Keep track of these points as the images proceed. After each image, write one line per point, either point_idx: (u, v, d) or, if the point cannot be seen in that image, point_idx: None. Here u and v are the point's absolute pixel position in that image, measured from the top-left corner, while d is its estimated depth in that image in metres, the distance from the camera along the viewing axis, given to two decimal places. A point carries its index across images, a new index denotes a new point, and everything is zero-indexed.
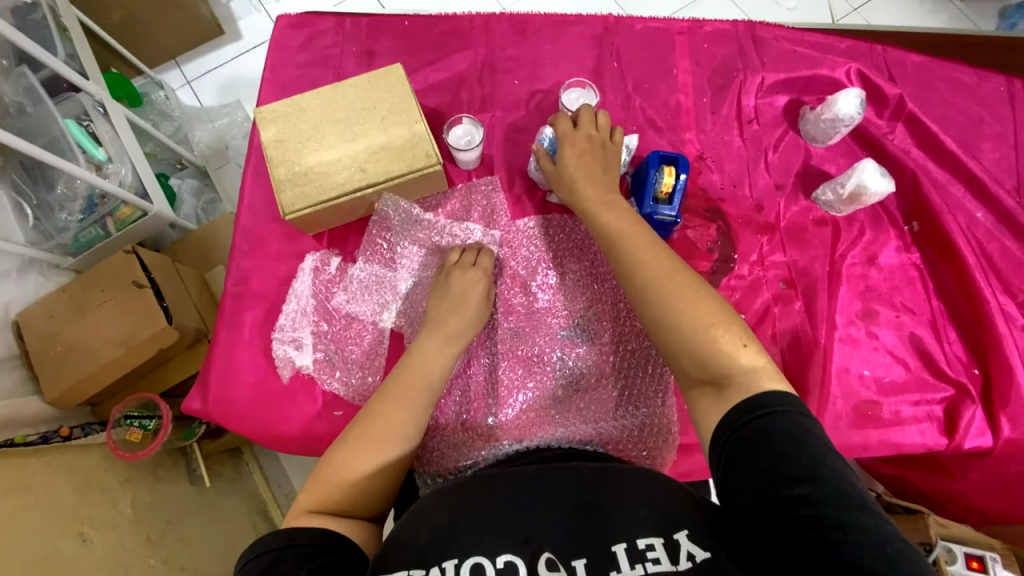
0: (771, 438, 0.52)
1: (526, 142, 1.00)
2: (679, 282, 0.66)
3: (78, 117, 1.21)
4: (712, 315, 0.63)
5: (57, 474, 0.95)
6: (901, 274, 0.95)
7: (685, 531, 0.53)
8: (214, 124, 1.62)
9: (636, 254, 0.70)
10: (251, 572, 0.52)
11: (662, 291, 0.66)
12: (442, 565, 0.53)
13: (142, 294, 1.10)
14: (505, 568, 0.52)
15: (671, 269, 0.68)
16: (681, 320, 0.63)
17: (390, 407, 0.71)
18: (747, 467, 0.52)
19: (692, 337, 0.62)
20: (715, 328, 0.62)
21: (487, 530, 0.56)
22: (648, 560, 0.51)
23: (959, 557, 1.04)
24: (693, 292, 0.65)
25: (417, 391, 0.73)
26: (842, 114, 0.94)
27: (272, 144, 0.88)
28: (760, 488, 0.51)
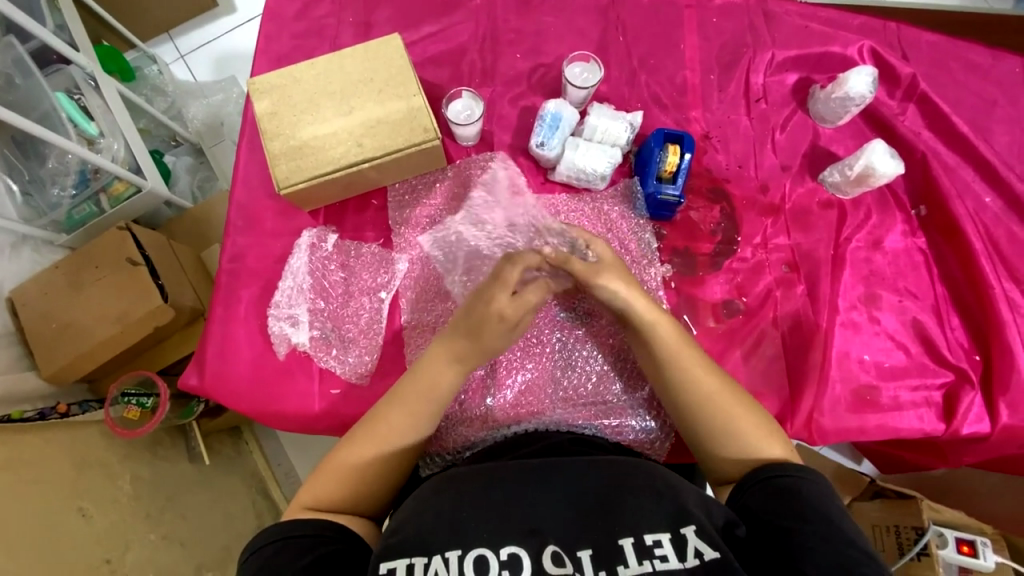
0: (800, 491, 0.58)
1: (527, 119, 0.97)
2: (734, 402, 0.69)
3: (70, 90, 1.17)
4: (763, 429, 0.67)
5: (55, 451, 0.95)
6: (906, 259, 0.94)
7: (692, 527, 0.54)
8: (209, 99, 1.59)
9: (691, 377, 0.71)
10: (252, 564, 0.56)
11: (716, 410, 0.69)
12: (446, 555, 0.54)
13: (136, 272, 1.09)
14: (509, 560, 0.54)
15: (726, 389, 0.70)
16: (731, 433, 0.67)
17: (399, 413, 0.70)
18: (774, 499, 0.59)
19: (733, 436, 0.67)
20: (767, 444, 0.66)
21: (490, 519, 0.56)
22: (654, 557, 0.53)
23: (950, 541, 1.05)
24: (748, 412, 0.68)
25: (429, 405, 0.71)
26: (853, 93, 0.92)
27: (266, 117, 0.86)
28: (784, 513, 0.57)
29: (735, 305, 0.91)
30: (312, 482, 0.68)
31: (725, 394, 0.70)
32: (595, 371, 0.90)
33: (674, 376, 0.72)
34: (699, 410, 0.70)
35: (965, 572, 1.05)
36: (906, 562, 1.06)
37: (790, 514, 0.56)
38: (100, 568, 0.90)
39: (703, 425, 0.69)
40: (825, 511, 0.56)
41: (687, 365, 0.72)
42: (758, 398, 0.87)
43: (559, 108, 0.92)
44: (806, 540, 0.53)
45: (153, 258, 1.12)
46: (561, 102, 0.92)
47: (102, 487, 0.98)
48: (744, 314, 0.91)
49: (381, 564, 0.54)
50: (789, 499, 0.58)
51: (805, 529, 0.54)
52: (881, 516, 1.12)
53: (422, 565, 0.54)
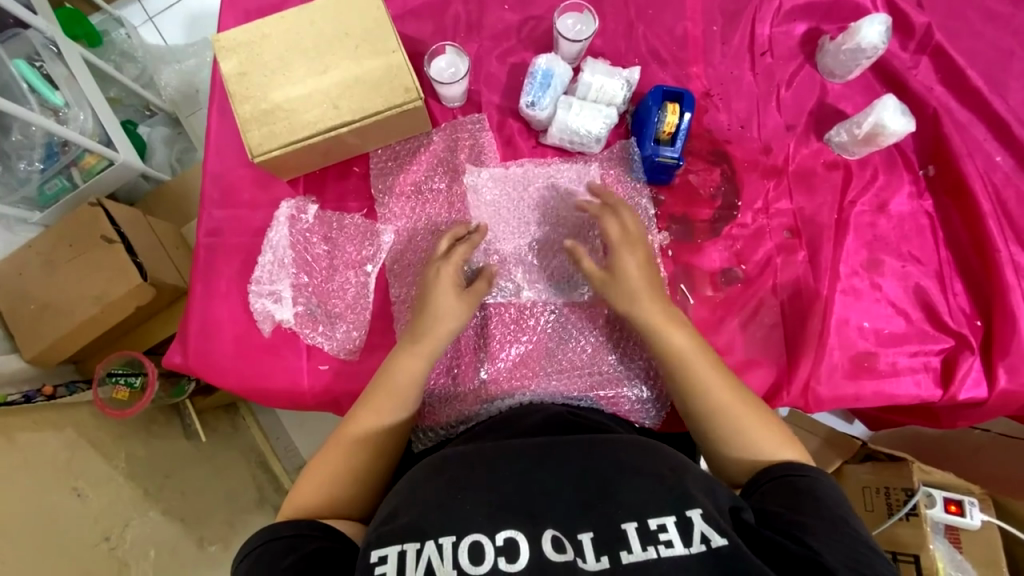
0: (816, 490, 0.57)
1: (517, 77, 0.91)
2: (747, 408, 0.67)
3: (30, 57, 1.09)
4: (776, 433, 0.65)
5: (46, 432, 0.93)
6: (911, 223, 0.90)
7: (698, 510, 0.52)
8: (182, 65, 1.48)
9: (703, 382, 0.68)
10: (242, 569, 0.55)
11: (728, 416, 0.66)
12: (439, 540, 0.52)
13: (112, 249, 1.04)
14: (506, 545, 0.52)
15: (739, 395, 0.68)
16: (740, 438, 0.65)
17: (366, 411, 0.69)
18: (786, 495, 0.58)
19: (741, 432, 0.65)
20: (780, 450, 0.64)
21: (486, 504, 0.55)
22: (660, 542, 0.50)
23: (937, 501, 1.07)
24: (761, 418, 0.66)
25: (389, 404, 0.70)
26: (865, 44, 0.86)
27: (235, 77, 0.79)
28: (797, 508, 0.55)
29: (733, 273, 0.88)
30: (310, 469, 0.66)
31: (738, 401, 0.67)
32: (590, 343, 0.88)
33: (686, 377, 0.69)
34: (710, 416, 0.67)
35: (951, 530, 1.07)
36: (894, 521, 1.06)
37: (804, 508, 0.55)
38: (99, 545, 0.90)
39: (712, 431, 0.67)
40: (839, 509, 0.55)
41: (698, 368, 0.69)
42: (755, 366, 0.86)
43: (550, 64, 0.85)
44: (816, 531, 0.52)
45: (129, 235, 1.07)
46: (553, 58, 0.86)
47: (98, 465, 0.97)
48: (743, 282, 0.88)
49: (372, 552, 0.53)
50: (802, 496, 0.57)
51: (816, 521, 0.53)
52: (871, 477, 1.12)
53: (413, 551, 0.52)
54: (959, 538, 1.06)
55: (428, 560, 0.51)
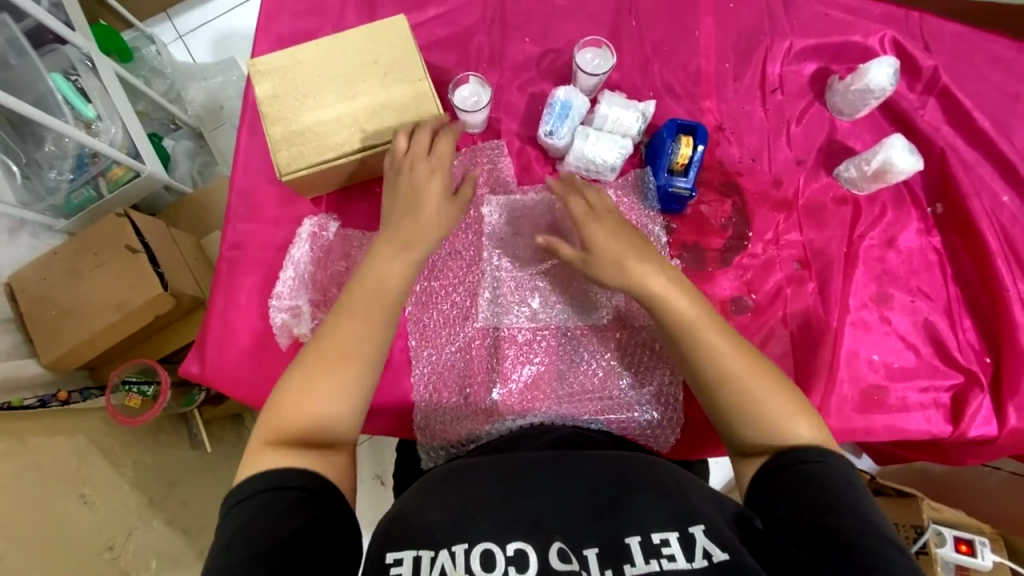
0: (824, 479, 0.58)
1: (536, 107, 0.95)
2: (764, 378, 0.65)
3: (66, 71, 1.14)
4: (792, 404, 0.64)
5: (58, 437, 0.94)
6: (920, 258, 0.92)
7: (701, 526, 0.53)
8: (208, 82, 1.56)
9: (719, 353, 0.67)
10: (241, 512, 0.56)
11: (744, 386, 0.65)
12: (452, 548, 0.53)
13: (136, 259, 1.07)
14: (516, 556, 0.52)
15: (756, 366, 0.66)
16: (755, 411, 0.64)
17: (328, 349, 0.67)
18: (791, 490, 0.58)
19: (754, 407, 0.64)
20: (794, 421, 0.63)
21: (495, 513, 0.55)
22: (662, 556, 0.51)
23: (948, 540, 1.04)
24: (775, 388, 0.65)
25: (355, 349, 0.68)
26: (874, 85, 0.89)
27: (267, 100, 0.83)
28: (803, 508, 0.56)
29: (744, 302, 0.89)
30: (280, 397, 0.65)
31: (756, 373, 0.66)
32: (601, 366, 0.88)
33: (701, 348, 0.68)
34: (727, 387, 0.66)
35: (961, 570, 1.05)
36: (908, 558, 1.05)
37: (811, 510, 0.55)
38: (102, 555, 0.90)
39: (726, 401, 0.66)
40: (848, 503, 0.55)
41: (710, 339, 0.68)
42: None
43: (569, 96, 0.89)
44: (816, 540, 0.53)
45: (152, 245, 1.10)
46: (572, 90, 0.89)
47: (105, 472, 0.98)
48: (753, 311, 0.89)
49: (387, 553, 0.53)
50: (807, 488, 0.57)
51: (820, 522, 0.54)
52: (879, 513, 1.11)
53: (428, 559, 0.52)
54: None
55: (441, 568, 0.51)
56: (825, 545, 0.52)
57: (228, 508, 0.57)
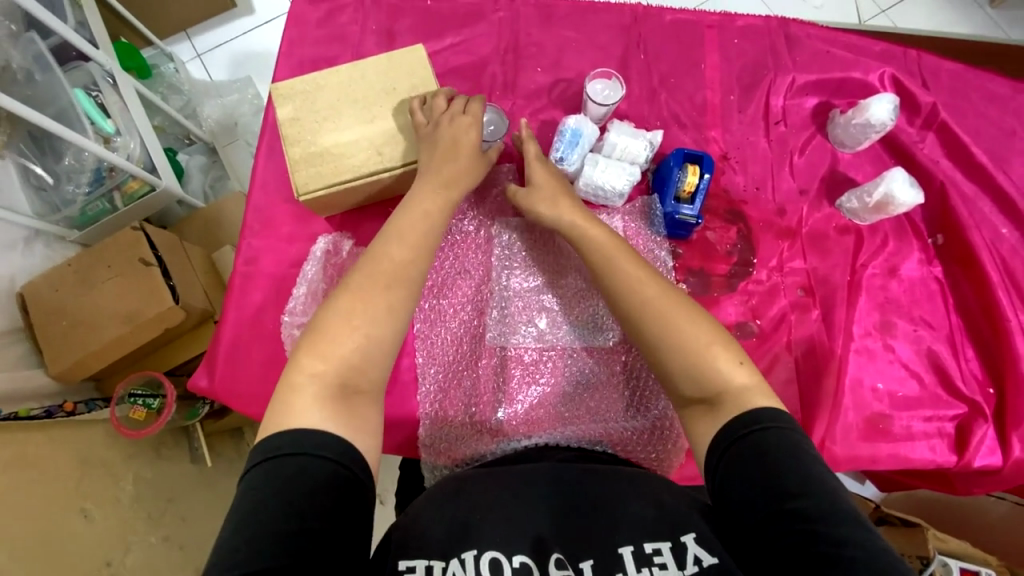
0: (771, 449, 0.56)
1: (547, 133, 0.98)
2: (678, 309, 0.69)
3: (88, 86, 1.18)
4: (709, 337, 0.67)
5: (59, 450, 0.94)
6: (922, 288, 0.93)
7: (692, 535, 0.55)
8: (224, 99, 1.60)
9: (631, 284, 0.72)
10: (261, 470, 0.54)
11: (658, 314, 0.69)
12: (462, 557, 0.53)
13: (148, 272, 1.09)
14: (521, 568, 0.53)
15: (669, 296, 0.70)
16: (673, 341, 0.67)
17: (350, 301, 0.68)
18: (743, 466, 0.56)
19: (694, 357, 0.66)
20: (712, 351, 0.66)
21: (498, 524, 0.56)
22: (654, 564, 0.53)
23: (954, 570, 1.03)
24: (691, 318, 0.68)
25: (380, 305, 0.68)
26: (874, 120, 0.92)
27: (288, 122, 0.86)
28: (760, 488, 0.54)
29: (749, 327, 0.91)
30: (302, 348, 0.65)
31: (668, 301, 0.70)
32: (607, 389, 0.89)
33: (615, 283, 0.74)
34: (640, 316, 0.70)
35: None
36: None
37: (767, 493, 0.54)
38: (100, 571, 0.90)
39: (647, 335, 0.69)
40: (802, 479, 0.53)
41: (624, 272, 0.74)
42: None
43: (579, 124, 0.91)
44: (778, 531, 0.51)
45: (165, 259, 1.12)
46: (582, 118, 0.91)
47: (106, 485, 0.98)
48: (758, 337, 0.90)
49: (399, 561, 0.54)
50: (759, 461, 0.56)
51: (783, 509, 0.52)
52: None
53: (439, 569, 0.53)
54: None
55: None
56: (791, 534, 0.51)
57: (250, 475, 0.54)
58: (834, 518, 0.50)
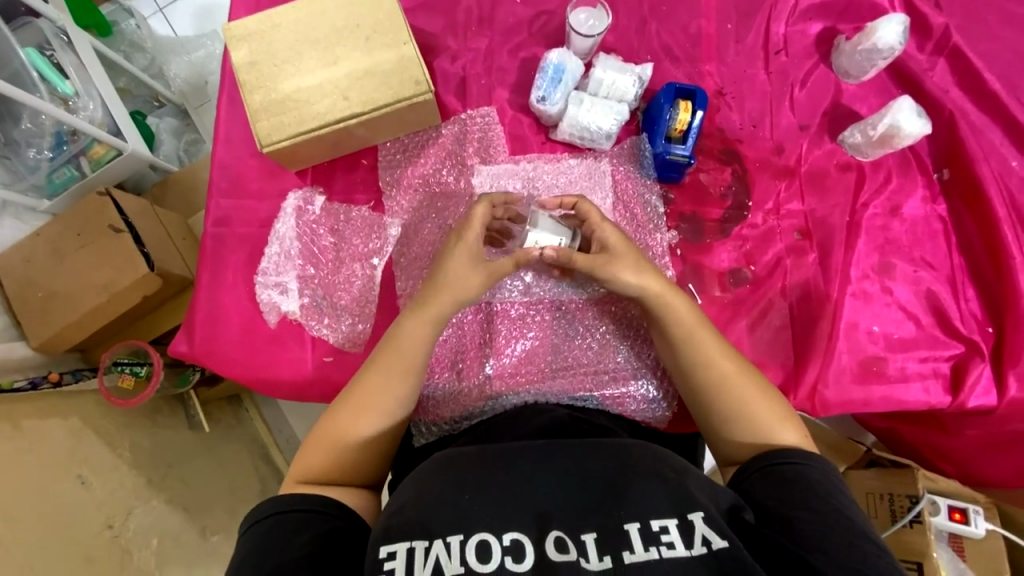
0: (811, 480, 0.57)
1: (528, 72, 0.90)
2: (752, 385, 0.67)
3: (40, 46, 1.07)
4: (779, 413, 0.65)
5: (50, 421, 0.92)
6: (924, 227, 0.89)
7: (700, 513, 0.52)
8: (191, 56, 1.45)
9: (707, 357, 0.69)
10: (249, 536, 0.55)
11: (732, 390, 0.67)
12: (447, 539, 0.51)
13: (121, 240, 1.04)
14: (512, 547, 0.51)
15: (744, 372, 0.68)
16: (741, 414, 0.66)
17: (367, 399, 0.67)
18: (775, 486, 0.57)
19: (742, 412, 0.66)
20: (782, 429, 0.64)
21: (491, 503, 0.54)
22: (662, 543, 0.50)
23: (942, 509, 1.06)
24: (764, 397, 0.66)
25: (389, 392, 0.68)
26: (882, 44, 0.85)
27: (245, 67, 0.79)
28: (791, 502, 0.55)
29: (742, 274, 0.87)
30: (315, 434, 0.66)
31: (746, 379, 0.67)
32: (596, 339, 0.87)
33: (689, 354, 0.70)
34: (711, 387, 0.68)
35: (955, 539, 1.08)
36: (897, 529, 1.07)
37: (793, 501, 0.55)
38: (102, 533, 0.90)
39: (714, 403, 0.67)
40: (831, 501, 0.55)
41: (701, 342, 0.70)
42: (762, 368, 0.85)
43: (561, 59, 0.85)
44: (804, 527, 0.52)
45: (137, 225, 1.07)
46: (564, 52, 0.85)
47: (103, 453, 0.96)
48: (752, 283, 0.87)
49: (380, 547, 0.51)
50: (794, 486, 0.57)
51: (806, 515, 0.53)
52: (875, 484, 1.11)
53: (421, 550, 0.51)
54: (964, 547, 1.08)
55: (434, 559, 0.50)
56: (813, 532, 0.51)
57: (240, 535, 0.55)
58: (858, 533, 0.51)
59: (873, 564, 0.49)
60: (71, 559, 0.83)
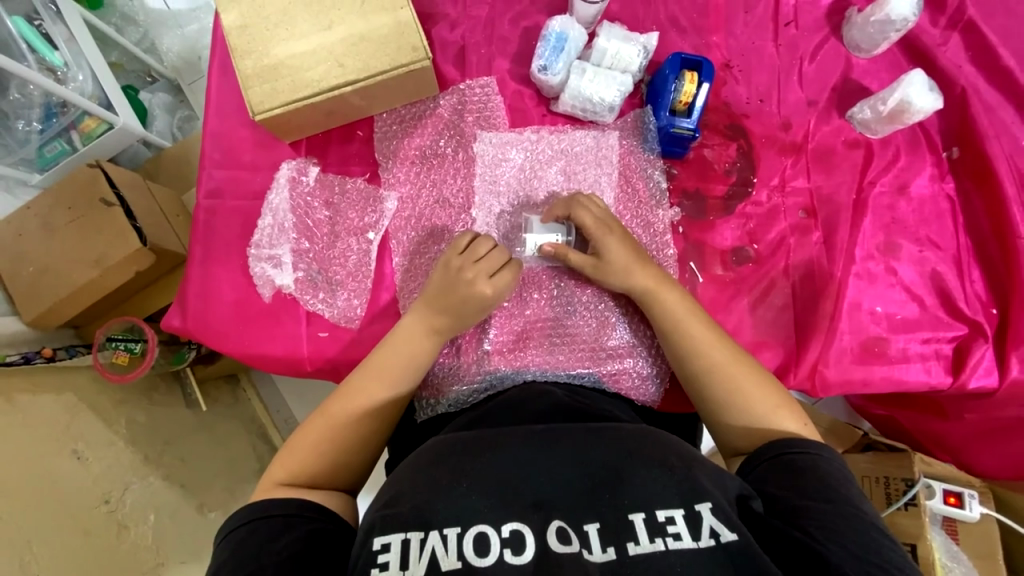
0: (820, 470, 0.56)
1: (529, 42, 0.88)
2: (746, 372, 0.66)
3: (28, 16, 1.00)
4: (774, 400, 0.64)
5: (44, 395, 0.90)
6: (932, 206, 0.87)
7: (708, 504, 0.51)
8: (184, 30, 1.38)
9: (699, 346, 0.69)
10: (229, 544, 0.54)
11: (725, 377, 0.66)
12: (445, 531, 0.50)
13: (111, 214, 0.99)
14: (512, 538, 0.50)
15: (738, 359, 0.67)
16: (736, 401, 0.65)
17: (366, 383, 0.68)
18: (785, 478, 0.57)
19: (746, 401, 0.65)
20: (778, 415, 0.64)
21: (490, 494, 0.53)
22: (667, 534, 0.50)
23: (937, 492, 1.07)
24: (758, 383, 0.65)
25: (395, 374, 0.69)
26: (895, 15, 0.82)
27: (235, 30, 0.76)
28: (802, 493, 0.54)
29: (745, 252, 0.86)
30: (307, 425, 0.66)
31: (741, 367, 0.67)
32: (595, 317, 0.86)
33: (681, 344, 0.70)
34: (705, 376, 0.67)
35: (948, 522, 1.09)
36: (893, 511, 1.06)
37: (803, 493, 0.54)
38: (98, 508, 0.88)
39: (708, 393, 0.67)
40: (843, 492, 0.54)
41: (690, 332, 0.69)
42: (762, 347, 0.84)
43: (564, 27, 0.82)
44: (813, 517, 0.52)
45: (128, 198, 1.01)
46: (567, 20, 0.82)
47: (99, 429, 0.95)
48: (755, 262, 0.86)
49: (375, 538, 0.51)
50: (805, 477, 0.56)
51: (815, 506, 0.53)
52: (870, 467, 1.11)
53: (417, 541, 0.50)
54: (957, 531, 1.08)
55: (431, 549, 0.50)
56: (825, 527, 0.51)
57: (218, 543, 0.55)
58: (869, 526, 0.51)
59: (880, 555, 0.49)
60: (66, 534, 0.82)
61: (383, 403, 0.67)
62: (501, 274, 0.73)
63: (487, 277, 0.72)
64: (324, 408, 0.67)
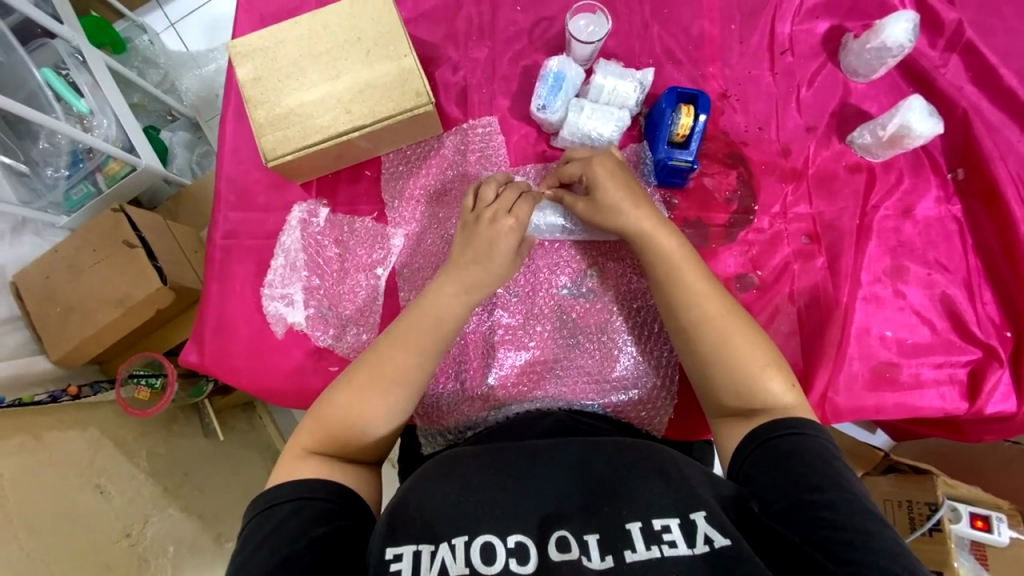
0: (803, 451, 0.56)
1: (529, 80, 0.90)
2: (743, 338, 0.65)
3: (56, 66, 1.08)
4: (763, 357, 0.64)
5: (69, 431, 0.92)
6: (938, 228, 0.87)
7: (703, 513, 0.51)
8: (202, 70, 1.45)
9: (699, 308, 0.67)
10: (263, 522, 0.55)
11: (716, 332, 0.65)
12: (453, 541, 0.51)
13: (134, 255, 1.03)
14: (516, 549, 0.50)
15: (735, 326, 0.65)
16: (729, 364, 0.64)
17: (371, 365, 0.66)
18: (776, 469, 0.55)
19: (745, 377, 0.63)
20: (766, 376, 0.63)
21: (493, 504, 0.53)
22: (663, 542, 0.50)
23: (963, 516, 1.03)
24: (748, 340, 0.64)
25: (416, 338, 0.67)
26: (891, 42, 0.83)
27: (249, 83, 0.80)
28: (789, 481, 0.54)
29: (749, 279, 0.86)
30: (331, 396, 0.65)
31: (743, 339, 0.65)
32: (599, 348, 0.87)
33: (675, 302, 0.68)
34: (704, 344, 0.66)
35: (977, 546, 1.04)
36: (917, 537, 1.04)
37: (795, 486, 0.53)
38: (120, 542, 0.90)
39: (710, 362, 0.65)
40: (830, 473, 0.54)
41: (685, 275, 0.69)
42: None
43: (561, 67, 0.85)
44: (811, 513, 0.51)
45: (150, 240, 1.05)
46: (565, 60, 0.85)
47: (121, 462, 0.97)
48: (758, 289, 0.86)
49: (386, 548, 0.51)
50: (790, 461, 0.55)
51: (816, 503, 0.52)
52: (892, 491, 1.09)
53: (428, 553, 0.50)
54: (987, 555, 1.03)
55: (441, 562, 0.50)
56: (808, 523, 0.51)
57: (251, 518, 0.55)
58: (861, 510, 0.51)
59: (877, 544, 0.48)
60: (90, 568, 0.83)
61: (397, 391, 0.65)
62: (519, 207, 0.75)
63: (506, 213, 0.74)
64: (346, 378, 0.66)
